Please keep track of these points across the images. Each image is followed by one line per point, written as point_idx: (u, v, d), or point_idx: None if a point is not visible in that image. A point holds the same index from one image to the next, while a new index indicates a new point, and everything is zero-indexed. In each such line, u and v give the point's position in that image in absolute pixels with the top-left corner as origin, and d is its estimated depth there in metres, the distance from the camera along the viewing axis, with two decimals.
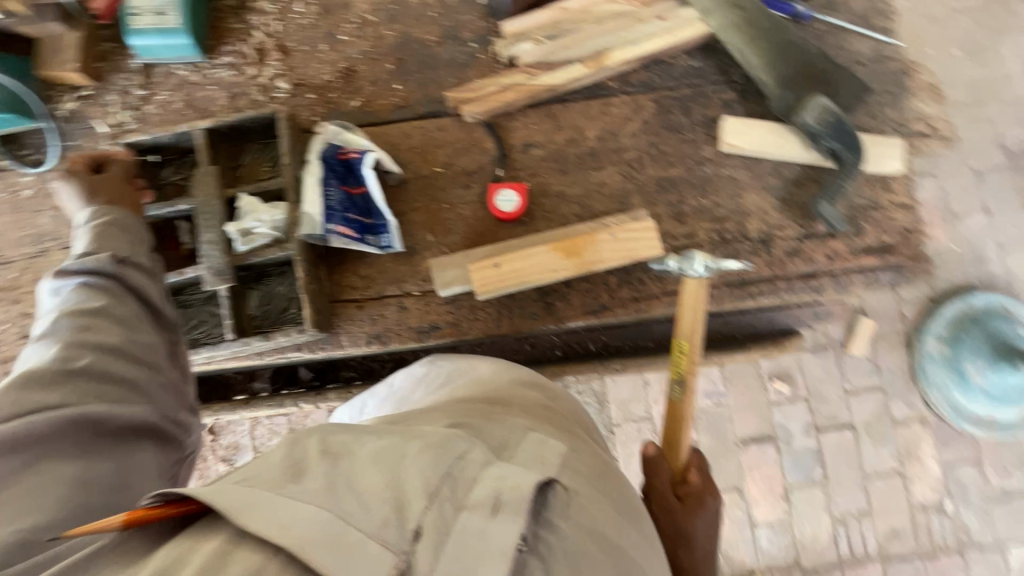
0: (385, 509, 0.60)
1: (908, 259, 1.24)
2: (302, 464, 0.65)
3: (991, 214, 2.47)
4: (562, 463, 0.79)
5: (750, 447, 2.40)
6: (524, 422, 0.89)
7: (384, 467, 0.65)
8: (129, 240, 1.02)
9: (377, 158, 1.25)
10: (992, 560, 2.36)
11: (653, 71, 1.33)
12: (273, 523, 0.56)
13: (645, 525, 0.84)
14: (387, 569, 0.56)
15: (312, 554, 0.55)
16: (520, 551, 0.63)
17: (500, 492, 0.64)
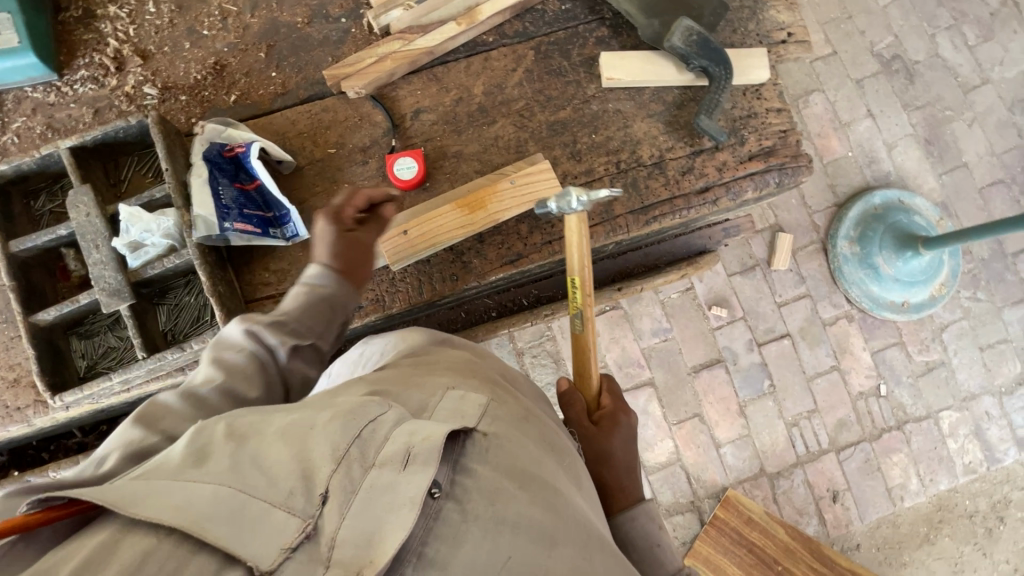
0: (292, 480, 0.59)
1: (788, 159, 1.32)
2: (206, 448, 0.61)
3: (876, 116, 2.65)
4: (484, 411, 0.80)
5: (702, 373, 2.47)
6: (447, 375, 0.88)
7: (293, 440, 0.63)
8: (321, 315, 0.99)
9: (264, 146, 1.20)
10: (928, 429, 2.50)
11: (527, 20, 1.35)
12: (166, 505, 0.53)
13: (569, 460, 0.87)
14: (292, 536, 0.55)
15: (209, 528, 0.52)
16: (432, 496, 0.64)
17: (410, 445, 0.65)
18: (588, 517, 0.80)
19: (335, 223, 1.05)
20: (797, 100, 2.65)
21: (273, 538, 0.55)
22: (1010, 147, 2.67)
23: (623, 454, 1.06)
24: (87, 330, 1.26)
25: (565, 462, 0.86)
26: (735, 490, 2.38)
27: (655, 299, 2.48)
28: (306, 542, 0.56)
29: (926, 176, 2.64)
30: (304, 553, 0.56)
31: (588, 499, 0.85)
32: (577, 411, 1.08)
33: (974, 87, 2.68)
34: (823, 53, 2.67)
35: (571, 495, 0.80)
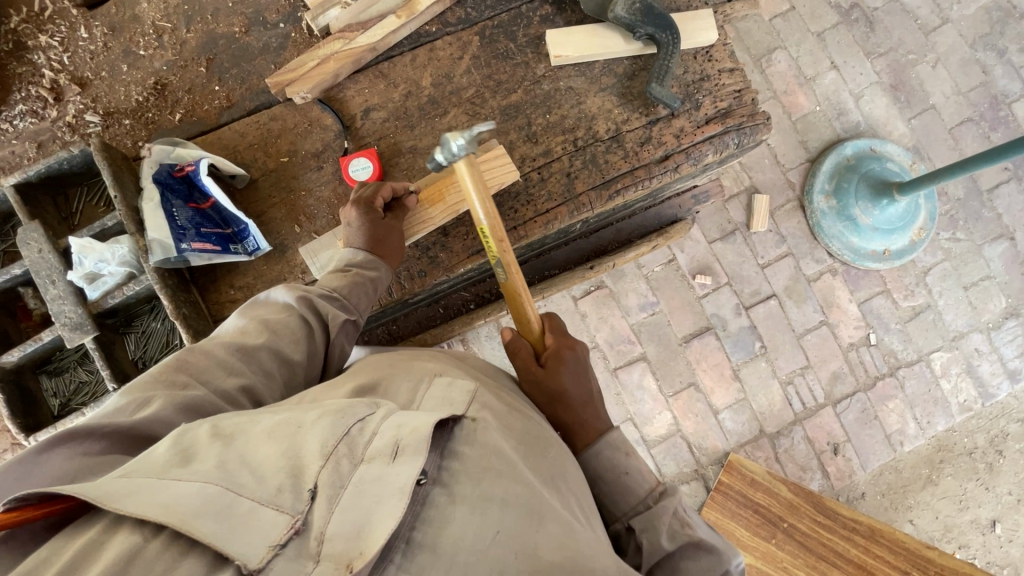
0: (280, 477, 0.59)
1: (745, 118, 1.31)
2: (191, 448, 0.61)
3: (840, 68, 2.63)
4: (471, 399, 0.80)
5: (692, 342, 2.47)
6: (432, 369, 0.88)
7: (280, 439, 0.63)
8: (348, 285, 1.06)
9: (213, 162, 1.17)
10: (920, 372, 2.53)
11: (468, 6, 1.33)
12: (151, 503, 0.53)
13: (556, 443, 0.87)
14: (281, 532, 0.55)
15: (197, 525, 0.52)
16: (421, 484, 0.64)
17: (399, 438, 0.64)
18: (572, 499, 0.80)
19: (366, 211, 1.12)
20: (760, 59, 2.63)
21: (263, 534, 0.54)
22: (975, 84, 2.67)
23: (577, 388, 1.04)
24: (56, 366, 1.25)
25: (553, 447, 0.86)
26: (737, 454, 2.40)
27: (639, 273, 2.48)
28: (294, 538, 0.55)
29: (896, 122, 2.64)
30: (293, 549, 0.55)
31: (577, 481, 0.85)
32: (522, 359, 1.04)
33: (935, 28, 2.67)
34: (781, 10, 2.65)
35: (557, 477, 0.81)
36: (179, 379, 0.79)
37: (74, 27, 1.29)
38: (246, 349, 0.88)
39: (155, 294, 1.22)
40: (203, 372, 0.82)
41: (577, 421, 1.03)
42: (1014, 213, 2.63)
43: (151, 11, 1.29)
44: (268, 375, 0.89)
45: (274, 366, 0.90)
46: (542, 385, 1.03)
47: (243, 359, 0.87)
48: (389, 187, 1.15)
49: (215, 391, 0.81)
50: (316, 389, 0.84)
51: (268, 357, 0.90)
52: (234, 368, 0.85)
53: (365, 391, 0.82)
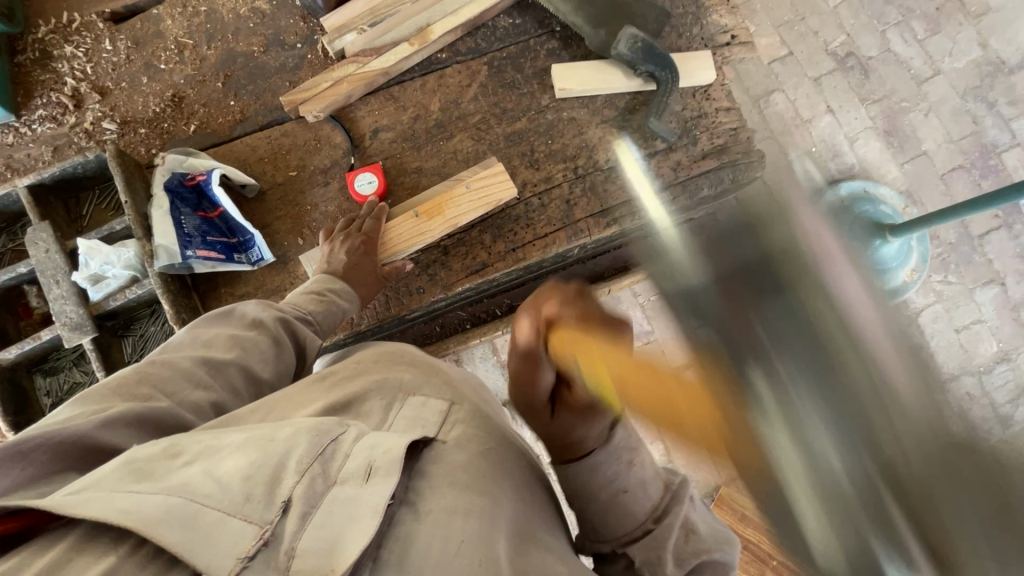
0: (248, 488, 0.57)
1: (740, 155, 1.35)
2: (148, 464, 0.59)
3: (836, 112, 2.72)
4: (441, 420, 0.82)
5: (687, 373, 2.48)
6: (405, 385, 0.89)
7: (250, 451, 0.62)
8: (320, 305, 1.10)
9: (225, 172, 1.21)
10: None
11: (478, 36, 1.39)
12: (112, 509, 0.51)
13: (525, 462, 0.89)
14: (249, 543, 0.53)
15: (162, 533, 0.50)
16: (389, 506, 0.64)
17: (372, 459, 0.65)
18: (539, 515, 0.80)
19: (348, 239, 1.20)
20: (758, 100, 2.72)
21: (230, 545, 0.52)
22: (966, 133, 2.76)
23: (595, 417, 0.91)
24: (52, 366, 1.26)
25: (523, 468, 0.87)
26: (727, 488, 2.38)
27: (635, 302, 2.50)
28: (263, 549, 0.54)
29: (889, 166, 2.71)
30: (260, 561, 0.53)
31: (545, 501, 0.85)
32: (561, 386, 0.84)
33: (927, 78, 2.77)
34: (780, 54, 2.76)
35: (526, 492, 0.82)
36: (141, 392, 0.74)
37: (99, 39, 1.35)
38: (215, 364, 0.85)
39: (156, 298, 1.24)
40: (168, 383, 0.78)
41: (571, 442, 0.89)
42: (1004, 259, 2.68)
43: (174, 28, 1.35)
44: (236, 392, 0.86)
45: (243, 384, 0.88)
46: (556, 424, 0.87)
47: (212, 373, 0.84)
48: (370, 214, 1.23)
49: (181, 402, 0.77)
50: (282, 401, 0.82)
51: (238, 374, 0.87)
52: (203, 380, 0.82)
53: (338, 408, 0.81)
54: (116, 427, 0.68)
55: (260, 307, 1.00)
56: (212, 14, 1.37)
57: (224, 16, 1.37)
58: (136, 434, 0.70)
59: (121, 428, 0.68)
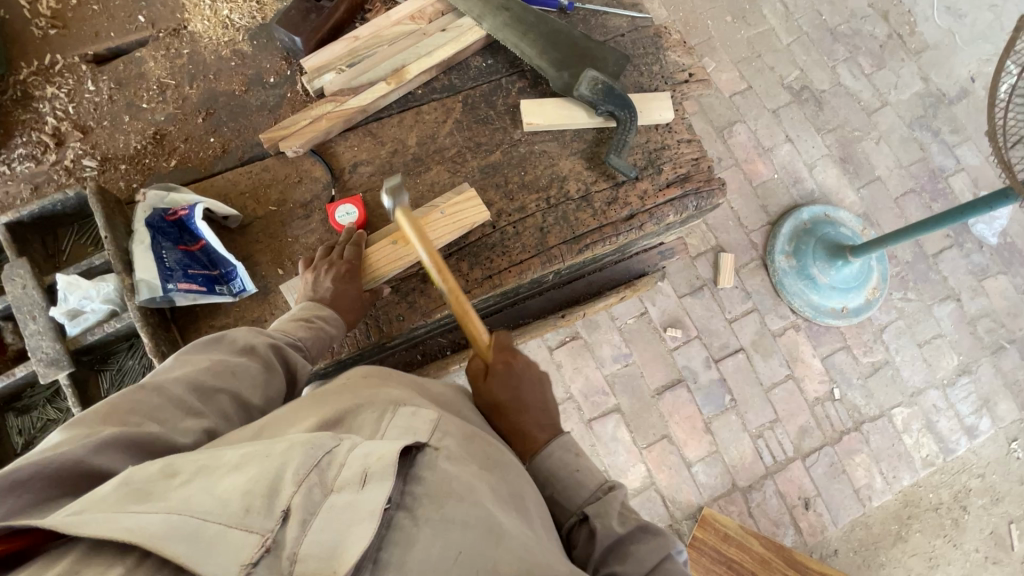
0: (248, 501, 0.62)
1: (702, 183, 1.44)
2: (146, 487, 0.62)
3: (795, 140, 2.89)
4: (434, 428, 0.87)
5: (665, 395, 2.53)
6: (395, 397, 0.93)
7: (247, 468, 0.66)
8: (311, 331, 1.12)
9: (207, 206, 1.24)
10: (884, 427, 2.61)
11: (453, 75, 1.47)
12: (117, 527, 0.55)
13: (513, 468, 0.95)
14: (252, 551, 0.58)
15: (166, 546, 0.54)
16: (385, 510, 0.69)
17: (368, 466, 0.70)
18: (529, 518, 0.86)
19: (327, 269, 1.22)
20: (722, 131, 2.87)
21: (234, 554, 0.57)
22: (915, 159, 2.94)
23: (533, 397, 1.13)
24: (25, 405, 1.24)
25: (512, 476, 0.91)
26: (710, 508, 2.40)
27: (613, 325, 2.56)
28: (266, 555, 0.59)
29: (846, 190, 2.87)
30: (264, 566, 0.59)
31: (530, 503, 0.90)
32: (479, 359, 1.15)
33: (876, 109, 2.98)
34: (740, 88, 2.93)
35: (516, 497, 0.87)
36: (132, 420, 0.75)
37: (82, 80, 1.38)
38: (206, 391, 0.87)
39: (134, 331, 1.24)
40: (158, 411, 0.79)
41: (518, 430, 1.10)
42: (958, 276, 2.83)
43: (158, 69, 1.40)
44: (227, 419, 0.88)
45: (233, 411, 0.89)
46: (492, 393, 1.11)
47: (201, 400, 0.85)
48: (347, 242, 1.26)
49: (174, 430, 0.78)
50: (276, 421, 0.85)
51: (228, 401, 0.89)
52: (194, 408, 0.83)
53: (331, 423, 0.85)
54: (110, 452, 0.70)
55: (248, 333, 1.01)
56: (194, 55, 1.42)
57: (206, 57, 1.43)
58: (130, 458, 0.71)
59: (113, 452, 0.70)
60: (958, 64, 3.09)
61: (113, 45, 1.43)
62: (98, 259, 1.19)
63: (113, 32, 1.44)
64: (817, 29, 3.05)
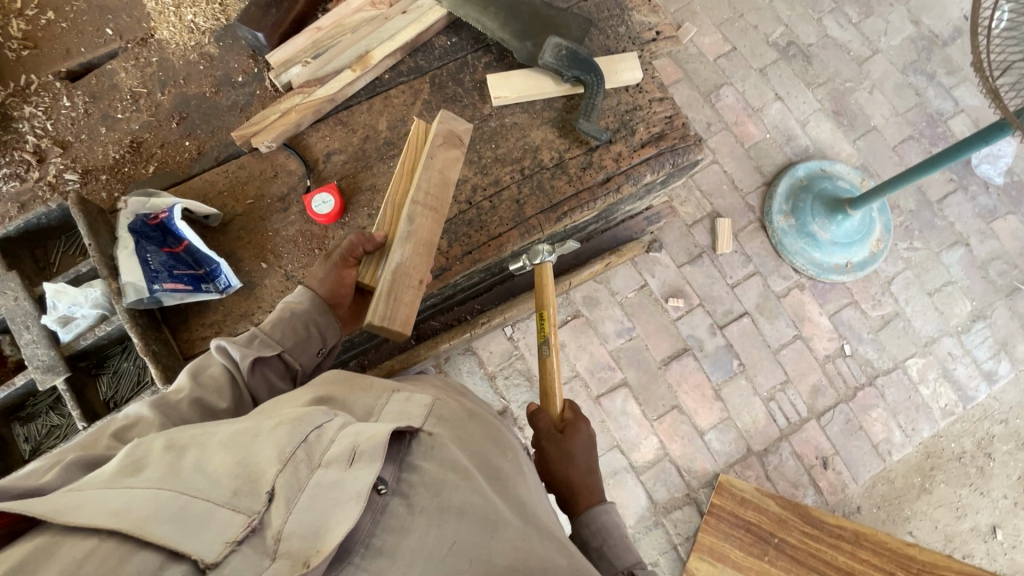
0: (236, 483, 0.64)
1: (677, 140, 1.43)
2: (142, 460, 0.66)
3: (785, 98, 2.84)
4: (427, 413, 0.88)
5: (672, 364, 2.52)
6: (392, 385, 0.96)
7: (238, 447, 0.69)
8: (296, 334, 1.13)
9: (186, 206, 1.26)
10: (899, 380, 2.57)
11: (419, 57, 1.47)
12: (104, 510, 0.57)
13: (513, 451, 0.95)
14: (238, 530, 0.60)
15: (151, 530, 0.56)
16: (377, 491, 0.72)
17: (357, 444, 0.72)
18: (528, 500, 0.86)
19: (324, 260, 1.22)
20: (709, 95, 2.82)
21: (220, 533, 0.59)
22: (911, 105, 2.87)
23: (585, 457, 1.20)
24: (29, 413, 1.29)
25: (508, 459, 0.92)
26: (726, 474, 2.38)
27: (613, 301, 2.55)
28: (251, 536, 0.61)
29: (842, 143, 2.81)
30: (250, 546, 0.60)
31: (530, 486, 0.90)
32: (545, 422, 1.24)
33: (867, 58, 2.91)
34: (724, 50, 2.88)
35: (513, 481, 0.87)
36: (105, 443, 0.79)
37: (58, 97, 1.41)
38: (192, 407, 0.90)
39: (126, 334, 1.28)
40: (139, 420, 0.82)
41: (569, 485, 1.17)
42: (965, 220, 2.76)
43: (129, 79, 1.42)
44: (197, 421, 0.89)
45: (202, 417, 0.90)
46: (558, 444, 1.21)
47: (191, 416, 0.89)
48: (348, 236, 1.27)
49: None
50: (276, 403, 0.90)
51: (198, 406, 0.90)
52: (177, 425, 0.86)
53: (323, 401, 0.89)
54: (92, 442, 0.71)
55: (228, 347, 1.02)
56: (164, 62, 1.44)
57: (175, 62, 1.45)
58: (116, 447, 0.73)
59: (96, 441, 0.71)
60: (949, 4, 3.00)
61: (84, 60, 1.46)
62: (85, 266, 1.22)
63: (84, 48, 1.46)
64: None
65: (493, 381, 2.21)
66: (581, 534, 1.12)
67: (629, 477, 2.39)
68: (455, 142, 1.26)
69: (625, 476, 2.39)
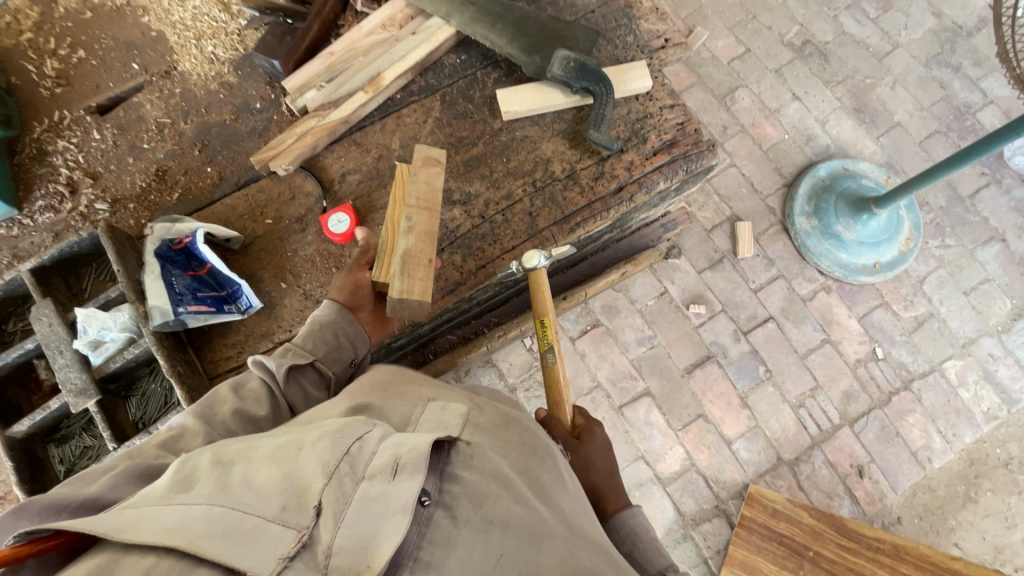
0: (284, 498, 0.64)
1: (690, 147, 1.42)
2: (192, 476, 0.67)
3: (802, 98, 2.79)
4: (464, 424, 0.86)
5: (696, 372, 2.47)
6: (427, 394, 0.94)
7: (283, 460, 0.69)
8: (326, 343, 1.13)
9: (208, 230, 1.29)
10: (936, 383, 2.46)
11: (430, 76, 1.49)
12: (160, 528, 0.58)
13: (551, 456, 0.91)
14: (289, 546, 0.60)
15: (207, 546, 0.57)
16: (422, 503, 0.69)
17: (398, 456, 0.70)
18: (571, 508, 0.84)
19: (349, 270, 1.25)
20: (724, 98, 2.79)
21: (271, 547, 0.60)
22: (936, 98, 2.79)
23: (604, 461, 1.18)
24: (63, 434, 1.34)
25: (549, 465, 0.89)
26: (757, 484, 2.31)
27: (633, 309, 2.52)
28: (303, 550, 0.61)
29: (865, 141, 2.74)
30: (301, 561, 0.60)
31: (570, 492, 0.88)
32: (559, 427, 1.21)
33: (887, 53, 2.84)
34: (737, 53, 2.85)
35: (556, 489, 0.85)
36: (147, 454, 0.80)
37: (88, 131, 1.48)
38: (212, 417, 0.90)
39: (154, 356, 1.32)
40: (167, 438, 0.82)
41: (593, 492, 1.14)
42: (1000, 215, 2.65)
43: (154, 111, 1.48)
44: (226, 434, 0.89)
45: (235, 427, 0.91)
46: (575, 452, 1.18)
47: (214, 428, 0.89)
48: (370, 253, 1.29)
49: None
50: (311, 415, 0.90)
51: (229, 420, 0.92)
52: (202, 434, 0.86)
53: (359, 411, 0.88)
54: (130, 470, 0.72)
55: (264, 359, 1.05)
56: (186, 93, 1.50)
57: (197, 92, 1.50)
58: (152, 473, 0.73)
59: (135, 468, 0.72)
60: None
61: (112, 94, 1.52)
62: (114, 291, 1.27)
63: (111, 83, 1.53)
64: None
65: (515, 393, 2.20)
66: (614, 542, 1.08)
67: (655, 488, 2.34)
68: (434, 163, 1.30)
69: (651, 488, 2.34)
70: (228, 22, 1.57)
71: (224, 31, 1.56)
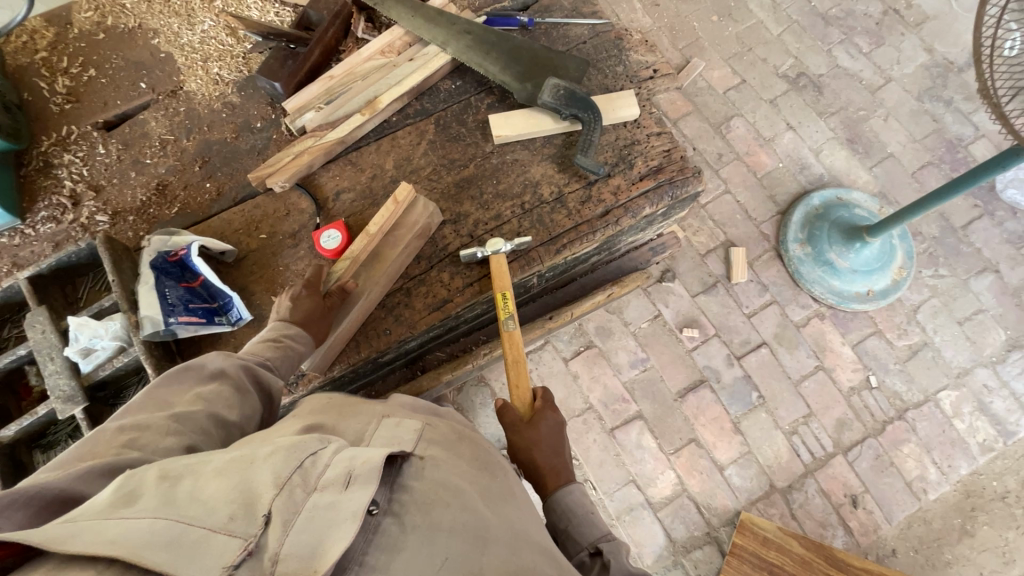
0: (232, 507, 0.64)
1: (676, 173, 1.46)
2: (136, 489, 0.63)
3: (797, 128, 2.84)
4: (418, 438, 0.88)
5: (688, 397, 2.46)
6: (382, 412, 0.97)
7: (233, 473, 0.68)
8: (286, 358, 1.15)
9: (203, 243, 1.32)
10: (931, 413, 2.45)
11: (425, 100, 1.55)
12: (101, 540, 0.56)
13: (500, 474, 0.96)
14: (234, 554, 0.60)
15: (148, 556, 0.55)
16: (369, 511, 0.71)
17: (352, 469, 0.72)
18: (517, 520, 0.88)
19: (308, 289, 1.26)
20: (719, 126, 2.85)
21: (215, 558, 0.59)
22: (928, 131, 2.84)
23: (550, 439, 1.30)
24: (49, 441, 1.36)
25: (498, 480, 0.93)
26: (748, 512, 2.28)
27: (626, 331, 2.54)
28: (247, 559, 0.61)
29: (858, 171, 2.79)
30: (245, 569, 0.60)
31: (518, 506, 0.92)
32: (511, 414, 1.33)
33: (880, 86, 2.90)
34: (733, 83, 2.92)
35: (503, 501, 0.89)
36: (112, 450, 0.77)
37: (94, 145, 1.53)
38: (182, 415, 0.87)
39: (142, 365, 1.34)
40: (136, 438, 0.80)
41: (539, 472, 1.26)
42: (992, 246, 2.67)
43: (158, 128, 1.53)
44: (206, 434, 0.88)
45: (211, 427, 0.89)
46: (524, 435, 1.31)
47: (182, 423, 0.86)
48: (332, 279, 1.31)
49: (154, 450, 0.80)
50: (264, 433, 0.90)
51: (207, 421, 0.89)
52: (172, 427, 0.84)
53: (314, 429, 0.90)
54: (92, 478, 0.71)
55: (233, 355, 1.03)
56: (191, 111, 1.56)
57: (202, 111, 1.56)
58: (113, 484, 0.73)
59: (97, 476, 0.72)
60: (962, 31, 3.00)
61: (119, 112, 1.58)
62: (107, 300, 1.30)
63: (119, 101, 1.59)
64: (806, 16, 3.05)
65: None
66: (551, 518, 1.21)
67: (646, 514, 2.31)
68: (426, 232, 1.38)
69: (641, 513, 2.31)
70: (234, 45, 1.64)
71: (230, 54, 1.63)
